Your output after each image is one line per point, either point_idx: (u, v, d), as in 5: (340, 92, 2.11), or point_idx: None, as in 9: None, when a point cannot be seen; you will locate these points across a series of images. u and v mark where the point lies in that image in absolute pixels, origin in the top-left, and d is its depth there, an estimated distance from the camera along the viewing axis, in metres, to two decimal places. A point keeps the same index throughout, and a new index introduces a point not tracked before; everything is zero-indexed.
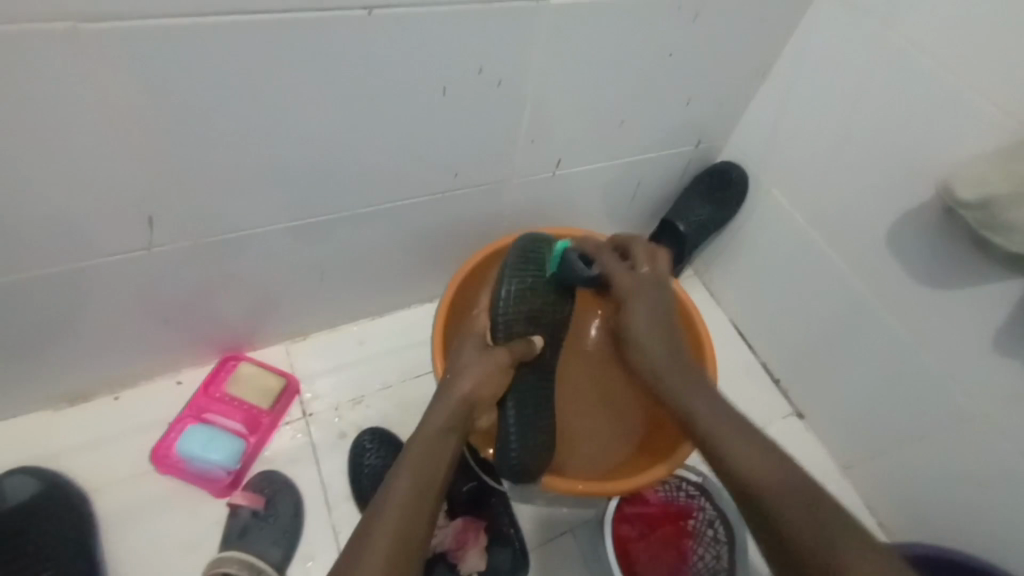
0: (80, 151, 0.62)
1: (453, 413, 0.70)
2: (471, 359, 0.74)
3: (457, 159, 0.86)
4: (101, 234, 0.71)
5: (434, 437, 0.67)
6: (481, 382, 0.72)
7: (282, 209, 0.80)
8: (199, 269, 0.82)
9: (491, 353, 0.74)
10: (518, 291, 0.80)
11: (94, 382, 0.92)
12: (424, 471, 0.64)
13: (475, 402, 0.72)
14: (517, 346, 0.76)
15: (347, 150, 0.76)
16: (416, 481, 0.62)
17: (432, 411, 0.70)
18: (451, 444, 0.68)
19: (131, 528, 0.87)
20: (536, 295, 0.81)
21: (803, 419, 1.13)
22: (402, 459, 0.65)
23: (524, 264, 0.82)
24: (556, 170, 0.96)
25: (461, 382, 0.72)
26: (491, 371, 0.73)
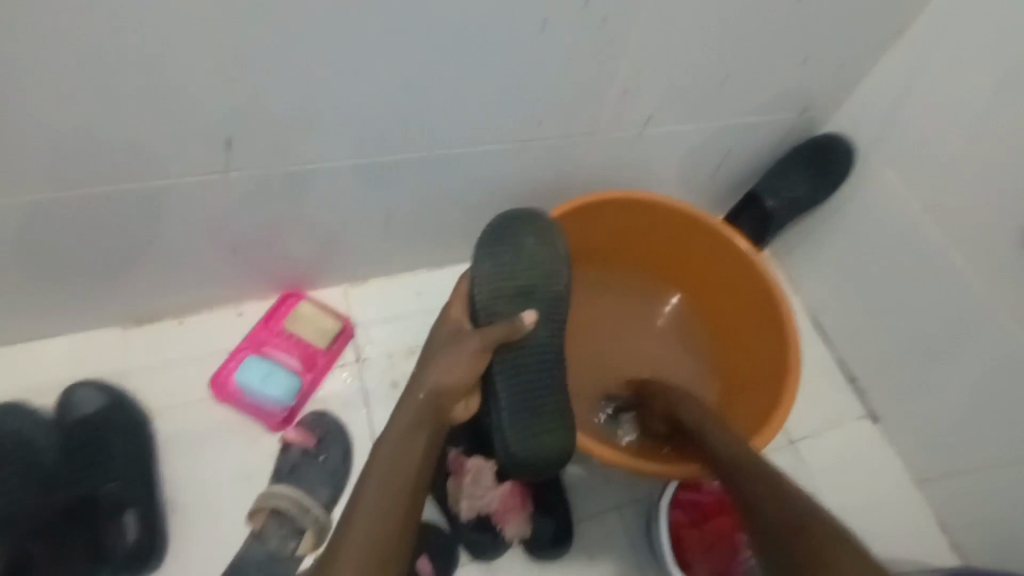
0: (164, 59, 0.59)
1: (424, 407, 0.68)
2: (445, 349, 0.71)
3: (544, 106, 0.79)
4: (177, 153, 0.69)
5: (405, 431, 0.66)
6: (449, 373, 0.69)
7: (358, 145, 0.75)
8: (268, 200, 0.80)
9: (463, 341, 0.71)
10: (499, 269, 0.74)
11: (160, 305, 0.92)
12: (395, 467, 0.63)
13: (444, 394, 0.69)
14: (491, 331, 0.70)
15: (433, 85, 0.71)
16: (388, 481, 0.62)
17: (404, 403, 0.69)
18: (422, 437, 0.66)
19: (187, 451, 0.89)
20: (518, 267, 0.74)
21: (878, 423, 1.05)
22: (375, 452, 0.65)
23: (505, 238, 0.75)
24: (645, 129, 0.88)
25: (431, 378, 0.69)
26: (462, 363, 0.69)
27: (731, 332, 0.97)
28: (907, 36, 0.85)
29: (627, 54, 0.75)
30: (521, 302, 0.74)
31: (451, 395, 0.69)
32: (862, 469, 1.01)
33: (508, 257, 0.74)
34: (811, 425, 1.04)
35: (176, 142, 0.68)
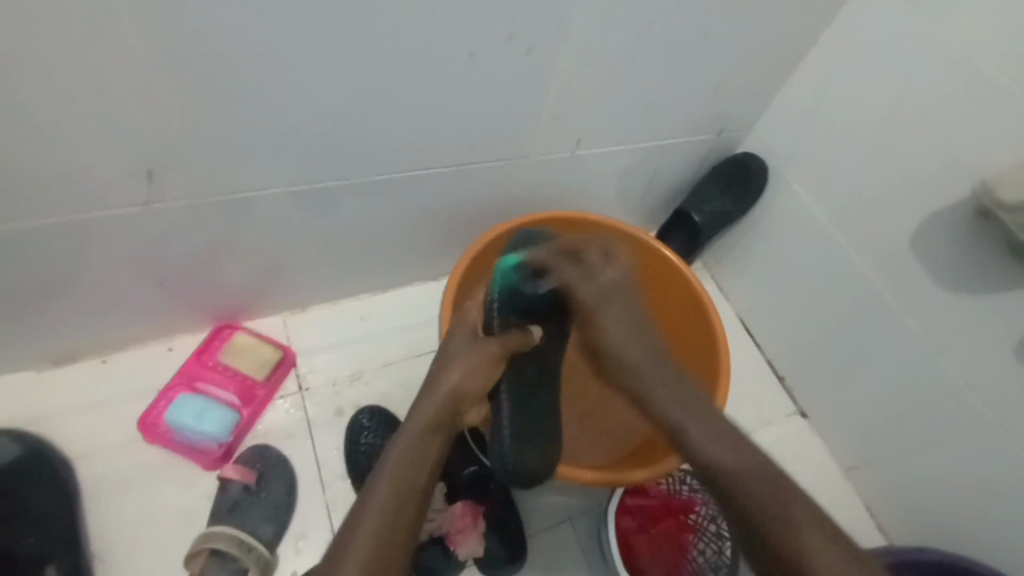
0: (80, 92, 0.58)
1: (438, 412, 0.67)
2: (464, 352, 0.70)
3: (477, 131, 0.82)
4: (97, 187, 0.67)
5: (423, 433, 0.65)
6: (468, 376, 0.68)
7: (291, 171, 0.75)
8: (198, 230, 0.78)
9: (480, 345, 0.69)
10: (519, 283, 0.72)
11: (80, 344, 0.87)
12: (404, 477, 0.62)
13: (463, 398, 0.68)
14: (516, 338, 0.70)
15: (367, 112, 0.72)
16: (396, 489, 0.61)
17: (420, 407, 0.67)
18: (431, 449, 0.65)
19: (114, 497, 0.83)
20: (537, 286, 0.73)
21: (806, 418, 1.12)
22: (391, 452, 0.64)
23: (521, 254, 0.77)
24: (575, 151, 0.93)
25: (453, 382, 0.68)
26: (482, 366, 0.69)
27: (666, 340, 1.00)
28: (803, 64, 0.95)
29: (554, 82, 0.79)
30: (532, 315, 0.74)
31: (468, 400, 0.69)
32: (796, 462, 1.08)
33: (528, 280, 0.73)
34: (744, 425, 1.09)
35: (97, 175, 0.65)
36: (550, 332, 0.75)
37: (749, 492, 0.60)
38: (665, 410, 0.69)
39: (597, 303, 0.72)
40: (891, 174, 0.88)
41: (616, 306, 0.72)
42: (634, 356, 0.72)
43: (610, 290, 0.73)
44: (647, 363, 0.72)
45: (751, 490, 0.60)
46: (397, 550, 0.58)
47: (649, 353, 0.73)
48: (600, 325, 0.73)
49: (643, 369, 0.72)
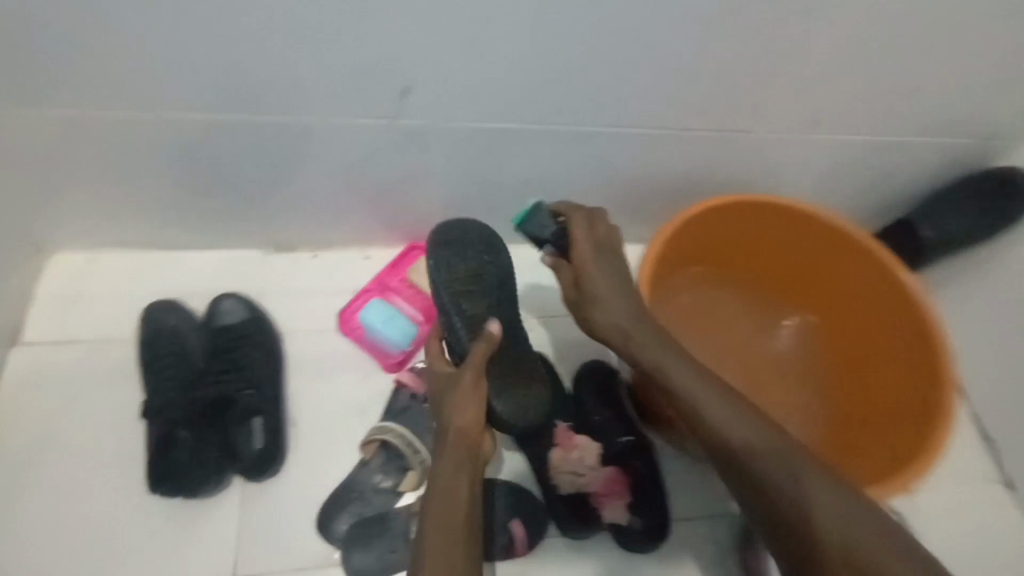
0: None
1: (457, 448, 0.70)
2: (450, 396, 0.73)
3: (710, 94, 0.78)
4: (362, 92, 0.73)
5: (448, 469, 0.69)
6: (471, 415, 0.72)
7: (523, 110, 0.77)
8: (423, 151, 0.82)
9: (458, 382, 0.73)
10: (449, 262, 0.81)
11: (300, 236, 0.98)
12: (448, 504, 0.67)
13: (472, 432, 0.72)
14: (478, 347, 0.74)
15: (615, 55, 0.72)
16: (442, 528, 0.65)
17: (441, 451, 0.71)
18: (464, 472, 0.69)
19: (306, 375, 0.94)
20: (455, 258, 0.82)
21: (1011, 491, 0.95)
22: (427, 500, 0.67)
23: (451, 238, 0.83)
24: (806, 134, 0.86)
25: (455, 424, 0.71)
26: (473, 397, 0.73)
27: (860, 362, 0.91)
28: None
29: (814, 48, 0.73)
30: (472, 280, 0.81)
31: (477, 429, 0.72)
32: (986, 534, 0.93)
33: (457, 258, 0.82)
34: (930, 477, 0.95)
35: (366, 80, 0.71)
36: (490, 288, 0.82)
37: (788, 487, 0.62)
38: (680, 379, 0.71)
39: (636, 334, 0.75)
40: None
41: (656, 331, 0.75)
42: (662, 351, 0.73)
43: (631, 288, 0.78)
44: (670, 355, 0.73)
45: (767, 476, 0.63)
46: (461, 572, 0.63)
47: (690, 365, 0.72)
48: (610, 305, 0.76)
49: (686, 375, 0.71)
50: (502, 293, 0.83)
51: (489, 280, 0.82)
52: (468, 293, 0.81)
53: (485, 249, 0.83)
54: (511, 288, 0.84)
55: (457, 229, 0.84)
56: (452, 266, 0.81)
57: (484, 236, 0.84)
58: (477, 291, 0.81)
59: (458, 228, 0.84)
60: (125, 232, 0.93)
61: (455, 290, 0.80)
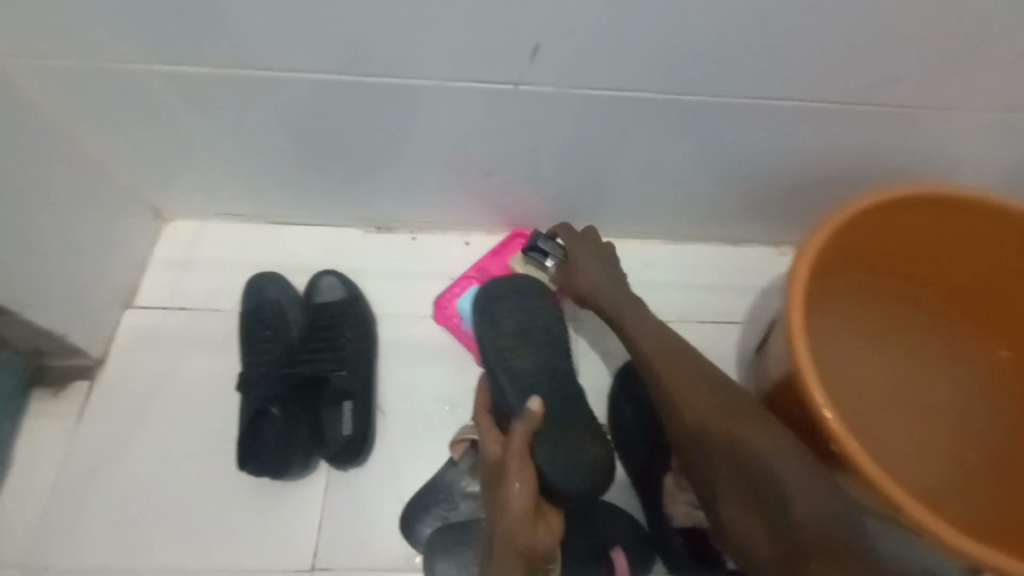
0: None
1: (507, 545, 0.62)
2: (497, 492, 0.65)
3: (901, 62, 0.64)
4: (486, 55, 0.65)
5: None
6: (523, 518, 0.63)
7: (665, 77, 0.67)
8: (544, 124, 0.74)
9: (504, 478, 0.65)
10: (493, 317, 0.79)
11: (401, 216, 0.94)
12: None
13: (526, 541, 0.62)
14: (518, 430, 0.66)
15: (793, 10, 0.59)
16: None
17: (490, 549, 0.63)
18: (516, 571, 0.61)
19: (398, 360, 0.89)
20: (507, 314, 0.80)
21: None
22: None
23: (499, 298, 0.81)
24: (1010, 114, 0.70)
25: (500, 519, 0.63)
26: (523, 494, 0.64)
27: None
28: None
29: None
30: (520, 336, 0.79)
31: (525, 522, 0.63)
32: None
33: (502, 310, 0.80)
34: None
35: (492, 40, 0.64)
36: (541, 347, 0.79)
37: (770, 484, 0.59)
38: (750, 437, 0.62)
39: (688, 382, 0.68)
40: None
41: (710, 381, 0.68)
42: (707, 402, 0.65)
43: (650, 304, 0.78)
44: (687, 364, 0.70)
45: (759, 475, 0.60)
46: None
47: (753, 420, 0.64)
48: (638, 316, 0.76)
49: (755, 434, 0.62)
50: (550, 350, 0.79)
51: (538, 336, 0.79)
52: (519, 351, 0.78)
53: (536, 304, 0.81)
54: (564, 351, 0.80)
55: (512, 287, 0.82)
56: (499, 326, 0.79)
57: (537, 293, 0.82)
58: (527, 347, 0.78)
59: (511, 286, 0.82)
60: (232, 204, 0.92)
61: (500, 347, 0.78)
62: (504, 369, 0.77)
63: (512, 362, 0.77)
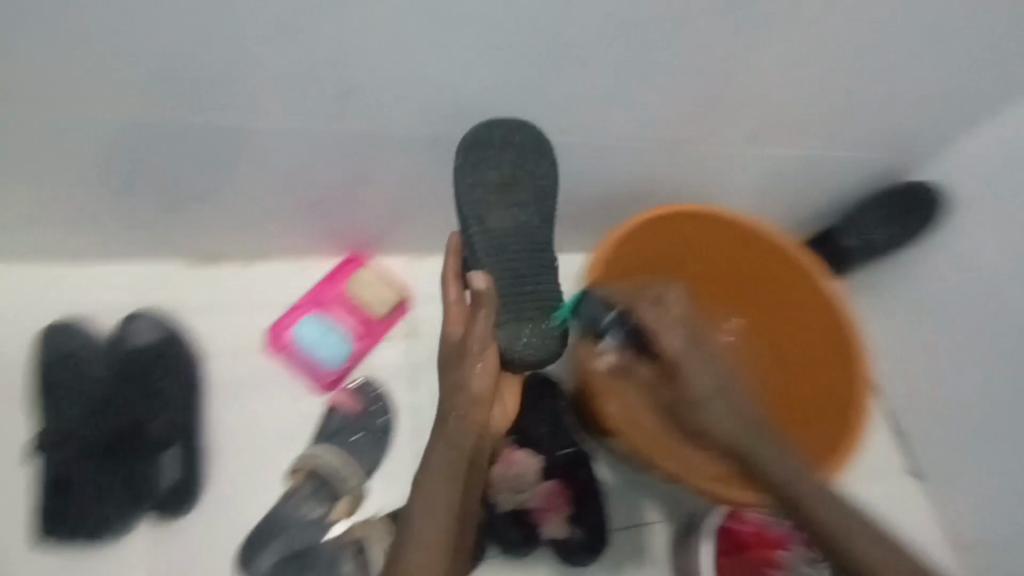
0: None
1: (461, 434, 0.68)
2: (443, 391, 0.70)
3: (653, 109, 0.78)
4: (293, 96, 0.68)
5: (443, 475, 0.66)
6: (474, 411, 0.69)
7: (465, 118, 0.74)
8: (362, 158, 0.78)
9: (450, 377, 0.70)
10: (484, 159, 0.71)
11: (222, 248, 0.89)
12: (438, 494, 0.64)
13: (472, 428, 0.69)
14: (479, 315, 0.69)
15: (562, 65, 0.70)
16: (433, 531, 0.62)
17: (443, 425, 0.69)
18: (463, 459, 0.67)
19: (227, 397, 0.86)
20: (488, 159, 0.72)
21: (919, 479, 1.02)
22: (417, 501, 0.65)
23: (479, 145, 0.72)
24: (748, 147, 0.86)
25: (458, 397, 0.69)
26: (472, 385, 0.69)
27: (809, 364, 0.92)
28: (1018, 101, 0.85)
29: (753, 67, 0.75)
30: (506, 186, 0.71)
31: (480, 408, 0.70)
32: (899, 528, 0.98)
33: (506, 154, 0.72)
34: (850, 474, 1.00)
35: (299, 80, 0.67)
36: (518, 205, 0.72)
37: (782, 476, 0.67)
38: (699, 390, 0.72)
39: (683, 350, 0.74)
40: None
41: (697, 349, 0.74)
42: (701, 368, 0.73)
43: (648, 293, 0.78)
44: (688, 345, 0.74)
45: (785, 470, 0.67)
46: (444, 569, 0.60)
47: (728, 400, 0.72)
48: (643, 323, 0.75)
49: (725, 416, 0.71)
50: (534, 250, 0.73)
51: (518, 199, 0.72)
52: (499, 207, 0.71)
53: (530, 155, 0.72)
54: (548, 222, 0.74)
55: (527, 135, 0.73)
56: (476, 189, 0.71)
57: (505, 167, 0.72)
58: (510, 209, 0.72)
59: (488, 131, 0.72)
60: (21, 244, 0.82)
61: (478, 199, 0.71)
62: (480, 236, 0.71)
63: (491, 234, 0.71)
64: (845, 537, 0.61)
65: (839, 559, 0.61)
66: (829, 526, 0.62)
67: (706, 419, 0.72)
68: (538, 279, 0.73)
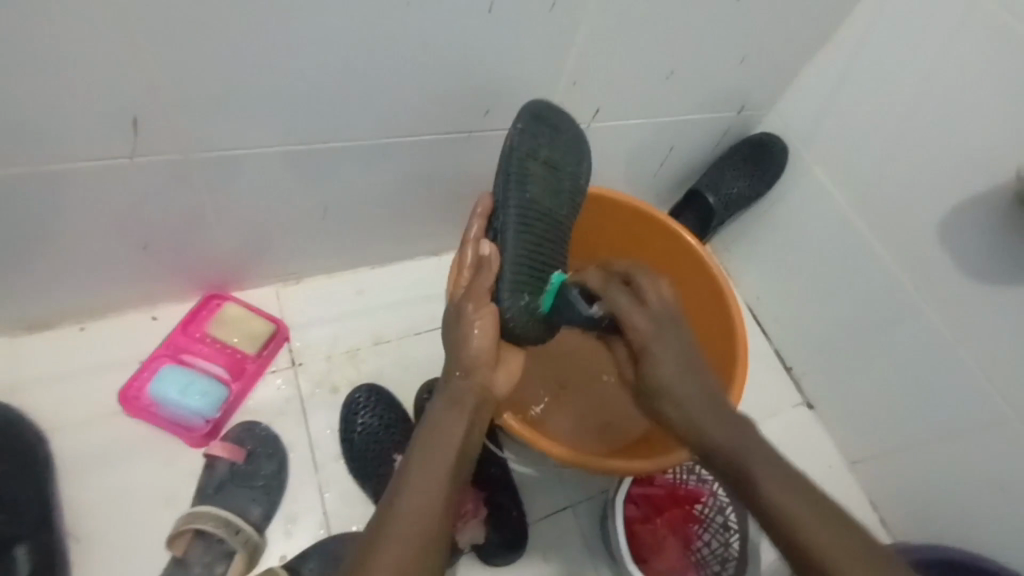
0: (48, 10, 0.50)
1: (464, 390, 0.64)
2: (453, 328, 0.66)
3: (490, 95, 0.76)
4: (74, 138, 0.60)
5: (447, 411, 0.63)
6: (478, 352, 0.65)
7: (287, 131, 0.69)
8: (187, 192, 0.72)
9: (463, 322, 0.65)
10: (535, 136, 0.67)
11: (56, 310, 0.81)
12: (437, 452, 0.59)
13: (476, 367, 0.65)
14: (485, 273, 0.66)
15: (374, 63, 0.65)
16: (427, 464, 0.58)
17: (444, 384, 0.65)
18: (462, 418, 0.63)
19: (88, 473, 0.78)
20: (541, 144, 0.67)
21: (812, 409, 1.08)
22: (420, 436, 0.61)
23: (542, 120, 0.69)
24: (592, 123, 0.87)
25: (460, 359, 0.65)
26: (478, 334, 0.65)
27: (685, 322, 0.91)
28: (834, 40, 0.89)
29: (575, 41, 0.73)
30: (551, 171, 0.68)
31: (483, 368, 0.66)
32: (802, 458, 1.03)
33: (546, 135, 0.68)
34: (751, 414, 1.05)
35: (73, 120, 0.59)
36: (555, 193, 0.68)
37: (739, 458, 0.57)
38: (680, 383, 0.63)
39: (650, 330, 0.66)
40: (924, 164, 0.84)
41: (667, 331, 0.65)
42: (666, 350, 0.64)
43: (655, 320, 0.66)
44: (658, 315, 0.67)
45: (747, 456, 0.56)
46: (440, 525, 0.55)
47: (698, 387, 0.63)
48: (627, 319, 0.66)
49: (695, 404, 0.62)
50: (551, 224, 0.69)
51: (555, 190, 0.68)
52: (536, 189, 0.66)
53: (574, 149, 0.70)
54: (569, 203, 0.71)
55: (557, 119, 0.71)
56: (526, 162, 0.66)
57: (574, 145, 0.71)
58: (539, 189, 0.67)
59: (541, 116, 0.69)
60: None
61: (526, 170, 0.66)
62: (518, 200, 0.65)
63: (529, 202, 0.66)
64: (800, 526, 0.50)
65: (804, 561, 0.49)
66: (774, 496, 0.53)
67: (665, 407, 0.64)
68: (545, 248, 0.69)
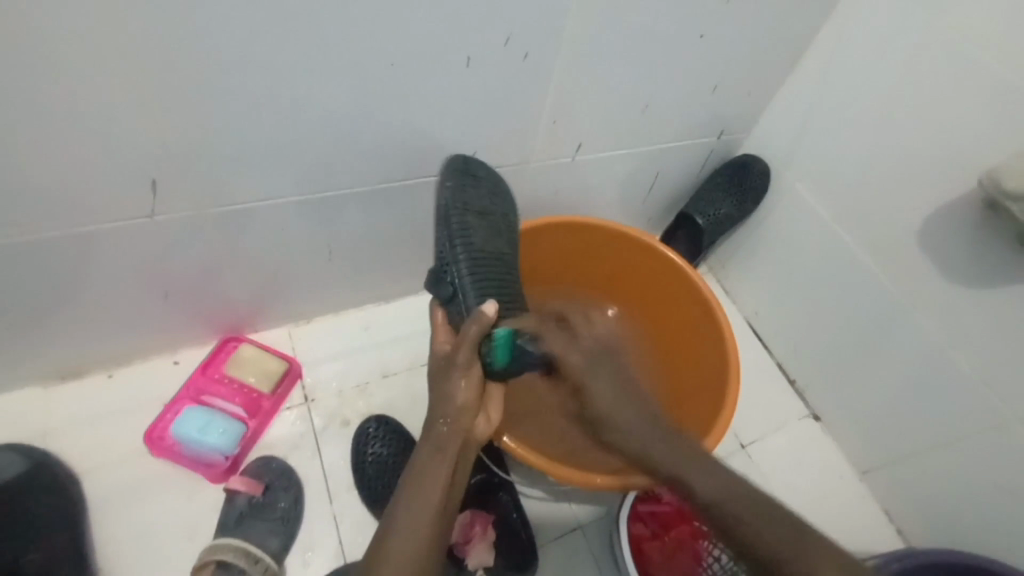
0: (81, 94, 0.57)
1: (452, 432, 0.67)
2: (438, 381, 0.69)
3: (477, 138, 0.82)
4: (102, 201, 0.67)
5: (429, 452, 0.65)
6: (466, 403, 0.68)
7: (292, 183, 0.76)
8: (204, 244, 0.79)
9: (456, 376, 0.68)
10: (463, 192, 0.74)
11: (89, 358, 0.88)
12: (422, 493, 0.61)
13: (462, 414, 0.68)
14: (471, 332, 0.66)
15: (365, 119, 0.72)
16: (415, 505, 0.60)
17: (429, 430, 0.67)
18: (446, 462, 0.65)
19: (118, 511, 0.83)
20: (471, 190, 0.75)
21: (819, 420, 1.09)
22: (409, 473, 0.63)
23: (467, 169, 0.77)
24: (576, 156, 0.92)
25: (444, 404, 0.68)
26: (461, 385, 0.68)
27: (677, 338, 0.95)
28: (801, 64, 0.94)
29: (549, 86, 0.79)
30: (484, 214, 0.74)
31: (468, 412, 0.68)
32: (810, 469, 1.04)
33: (472, 184, 0.76)
34: (756, 428, 1.06)
35: (100, 186, 0.66)
36: (498, 234, 0.75)
37: (726, 503, 0.57)
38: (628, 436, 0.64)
39: (585, 368, 0.68)
40: (898, 176, 0.87)
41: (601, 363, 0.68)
42: (601, 382, 0.66)
43: (595, 354, 0.69)
44: (617, 385, 0.67)
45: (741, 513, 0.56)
46: (432, 558, 0.59)
47: (636, 409, 0.66)
48: (590, 396, 0.66)
49: (635, 430, 0.64)
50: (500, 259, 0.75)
51: (496, 230, 0.75)
52: (485, 230, 0.74)
53: (497, 190, 0.78)
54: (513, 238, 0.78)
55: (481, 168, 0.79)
56: (459, 209, 0.72)
57: (497, 188, 0.78)
58: (483, 232, 0.73)
59: (467, 169, 0.77)
60: None
61: (467, 223, 0.72)
62: (467, 252, 0.71)
63: (478, 250, 0.72)
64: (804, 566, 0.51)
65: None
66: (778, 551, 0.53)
67: (606, 434, 0.66)
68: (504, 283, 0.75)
